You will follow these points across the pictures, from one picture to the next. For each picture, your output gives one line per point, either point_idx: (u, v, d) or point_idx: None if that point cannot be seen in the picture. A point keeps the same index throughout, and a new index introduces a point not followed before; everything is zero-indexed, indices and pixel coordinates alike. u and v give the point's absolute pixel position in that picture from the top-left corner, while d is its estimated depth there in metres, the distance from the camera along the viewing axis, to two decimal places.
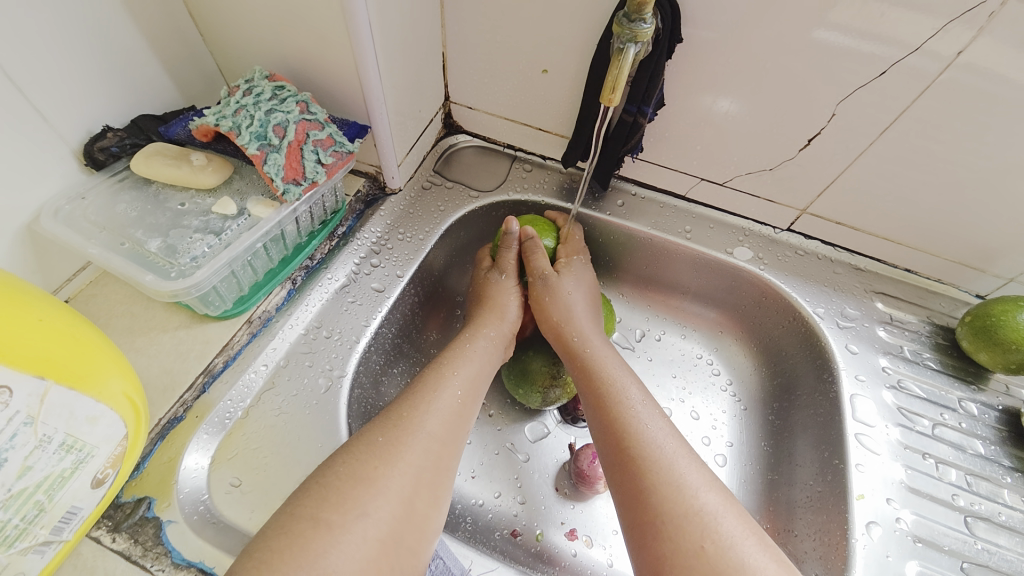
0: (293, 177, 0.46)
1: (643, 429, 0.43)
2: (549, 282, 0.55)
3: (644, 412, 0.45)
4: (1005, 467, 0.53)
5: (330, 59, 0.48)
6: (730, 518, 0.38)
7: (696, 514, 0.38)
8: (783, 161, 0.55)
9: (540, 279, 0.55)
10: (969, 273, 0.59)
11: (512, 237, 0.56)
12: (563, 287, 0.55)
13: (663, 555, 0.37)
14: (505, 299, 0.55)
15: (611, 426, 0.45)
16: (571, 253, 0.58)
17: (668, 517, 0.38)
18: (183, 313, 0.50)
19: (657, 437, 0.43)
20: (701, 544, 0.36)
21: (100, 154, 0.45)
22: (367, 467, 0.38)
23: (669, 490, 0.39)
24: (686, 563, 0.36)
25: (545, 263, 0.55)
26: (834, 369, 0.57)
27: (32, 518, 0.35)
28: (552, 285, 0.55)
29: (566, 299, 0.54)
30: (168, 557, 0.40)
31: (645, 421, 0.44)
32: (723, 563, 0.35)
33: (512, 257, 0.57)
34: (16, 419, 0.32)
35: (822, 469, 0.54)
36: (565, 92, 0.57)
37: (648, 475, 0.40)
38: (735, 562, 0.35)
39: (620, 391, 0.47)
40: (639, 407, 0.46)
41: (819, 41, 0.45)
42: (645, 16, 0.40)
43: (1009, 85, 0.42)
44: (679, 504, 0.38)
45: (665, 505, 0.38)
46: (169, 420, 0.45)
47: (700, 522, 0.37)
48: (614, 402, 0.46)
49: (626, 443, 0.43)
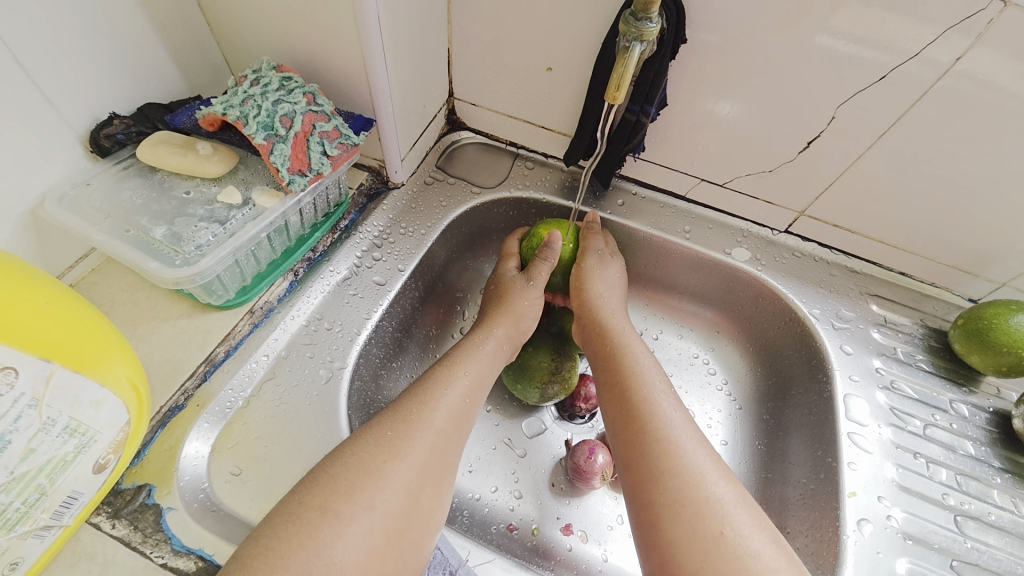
0: (299, 169, 0.46)
1: (665, 416, 0.44)
2: (603, 258, 0.57)
3: (665, 399, 0.46)
4: (995, 468, 0.54)
5: (338, 52, 0.48)
6: (743, 508, 0.39)
7: (715, 500, 0.38)
8: (782, 163, 0.56)
9: (593, 253, 0.57)
10: (962, 277, 0.60)
11: (552, 251, 0.54)
12: (612, 269, 0.57)
13: (678, 537, 0.37)
14: (525, 306, 0.54)
15: (632, 410, 0.45)
16: (612, 246, 0.60)
17: (687, 501, 0.38)
18: (185, 302, 0.50)
19: (679, 424, 0.43)
20: (720, 530, 0.37)
21: (106, 141, 0.45)
22: (375, 461, 0.38)
23: (690, 475, 0.40)
24: (703, 547, 0.36)
25: (598, 245, 0.57)
26: (829, 369, 0.58)
27: (34, 501, 0.35)
28: (604, 262, 0.57)
29: (609, 280, 0.57)
30: (168, 544, 0.40)
31: (666, 409, 0.45)
32: (740, 550, 0.36)
33: (545, 268, 0.55)
34: (21, 401, 0.32)
35: (815, 467, 0.55)
36: (569, 91, 0.58)
37: (671, 459, 0.41)
38: (749, 550, 0.36)
39: (640, 376, 0.47)
40: (661, 393, 0.46)
41: (820, 46, 0.45)
42: (651, 15, 0.40)
43: (1004, 94, 0.43)
44: (698, 491, 0.39)
45: (686, 489, 0.39)
46: (170, 409, 0.45)
47: (719, 509, 0.38)
48: (635, 386, 0.47)
49: (647, 426, 0.43)
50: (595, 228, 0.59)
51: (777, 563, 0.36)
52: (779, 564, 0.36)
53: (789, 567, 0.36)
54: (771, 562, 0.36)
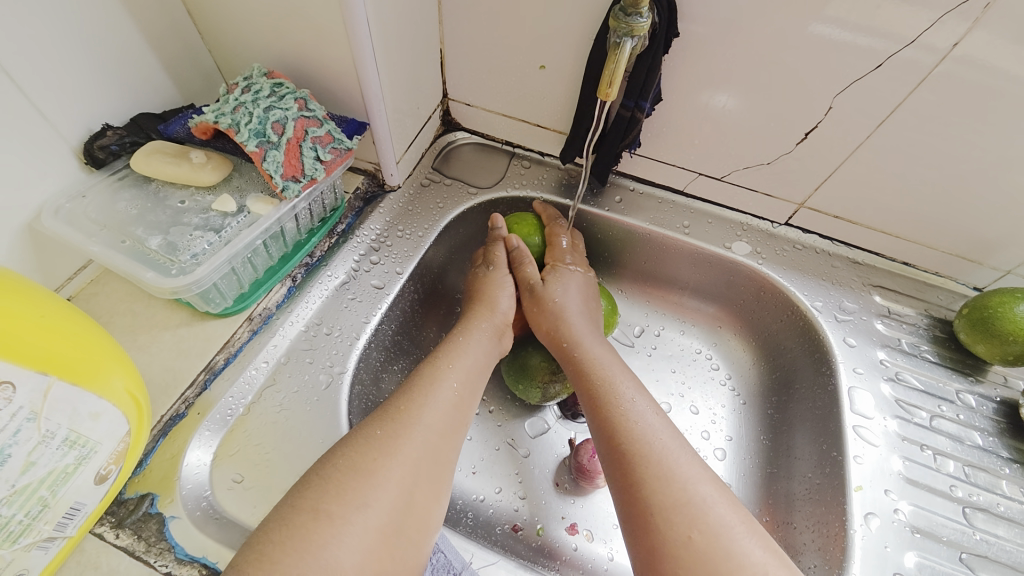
0: (292, 175, 0.46)
1: (634, 422, 0.44)
2: (536, 291, 0.56)
3: (637, 407, 0.45)
4: (1003, 459, 0.53)
5: (329, 56, 0.48)
6: (720, 507, 0.38)
7: (686, 504, 0.38)
8: (781, 155, 0.56)
9: (527, 291, 0.56)
10: (967, 266, 0.59)
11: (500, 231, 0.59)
12: (552, 294, 0.55)
13: (652, 546, 0.37)
14: (497, 293, 0.56)
15: (603, 421, 0.45)
16: (559, 254, 0.59)
17: (656, 509, 0.38)
18: (184, 310, 0.50)
19: (649, 431, 0.43)
20: (688, 534, 0.37)
21: (100, 153, 0.46)
22: (367, 460, 0.38)
23: (657, 481, 0.39)
24: (675, 554, 0.36)
25: (531, 274, 0.57)
26: (833, 362, 0.58)
27: (37, 513, 0.35)
28: (540, 294, 0.55)
29: (552, 306, 0.54)
30: (172, 553, 0.40)
31: (637, 415, 0.44)
32: (710, 552, 0.36)
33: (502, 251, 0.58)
34: (20, 415, 0.32)
35: (820, 461, 0.55)
36: (563, 88, 0.57)
37: (637, 468, 0.41)
38: (722, 551, 0.36)
39: (612, 386, 0.47)
40: (630, 400, 0.46)
41: (815, 35, 0.45)
42: (641, 10, 0.40)
43: (1004, 77, 0.42)
44: (666, 496, 0.39)
45: (654, 496, 0.39)
46: (171, 417, 0.45)
47: (688, 512, 0.38)
48: (607, 396, 0.46)
49: (617, 438, 0.43)
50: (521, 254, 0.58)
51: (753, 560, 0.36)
52: (758, 563, 0.36)
53: (768, 560, 0.36)
54: (747, 559, 0.36)
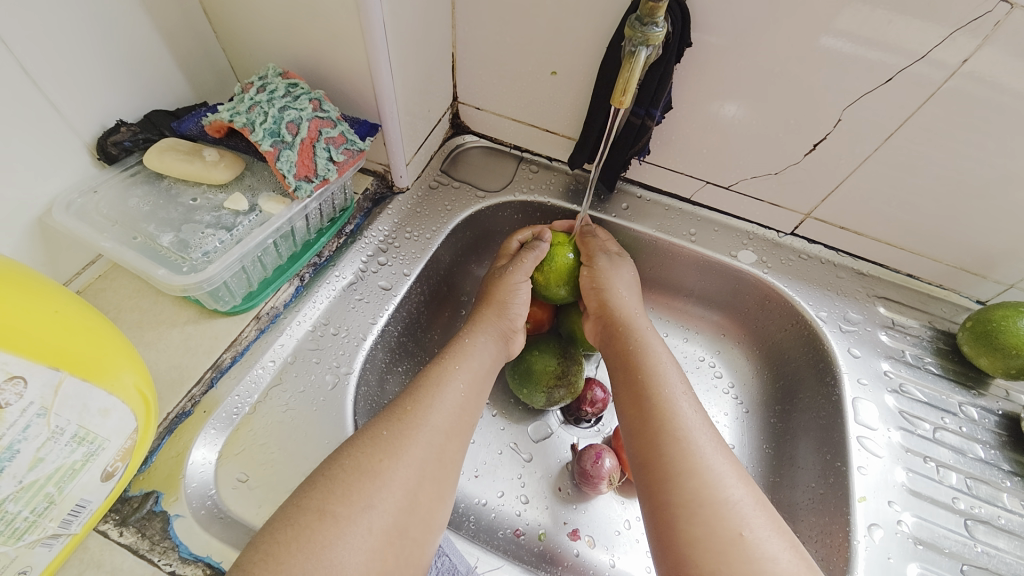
0: (305, 175, 0.47)
1: (683, 417, 0.43)
2: (613, 258, 0.56)
3: (684, 401, 0.45)
4: (1004, 471, 0.54)
5: (343, 56, 0.48)
6: (760, 511, 0.39)
7: (733, 503, 0.38)
8: (787, 166, 0.56)
9: (603, 254, 0.56)
10: (970, 279, 0.59)
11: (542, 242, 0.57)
12: (625, 267, 0.56)
13: (694, 538, 0.37)
14: (511, 296, 0.54)
15: (648, 410, 0.44)
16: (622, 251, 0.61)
17: (703, 503, 0.38)
18: (192, 307, 0.50)
19: (697, 427, 0.43)
20: (738, 532, 0.37)
21: (113, 148, 0.46)
22: (371, 460, 0.38)
23: (707, 477, 0.39)
24: (721, 548, 0.36)
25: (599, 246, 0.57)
26: (837, 373, 0.58)
27: (42, 510, 0.35)
28: (616, 262, 0.56)
29: (623, 277, 0.56)
30: (176, 551, 0.40)
31: (684, 409, 0.44)
32: (757, 552, 0.36)
33: (531, 257, 0.55)
34: (30, 410, 0.32)
35: (824, 471, 0.55)
36: (574, 94, 0.58)
37: (688, 460, 0.40)
38: (767, 554, 0.36)
39: (660, 375, 0.47)
40: (678, 394, 0.45)
41: (825, 47, 0.45)
42: (657, 20, 0.40)
43: (1013, 95, 0.43)
44: (715, 492, 0.39)
45: (704, 490, 0.39)
46: (177, 415, 0.45)
47: (737, 512, 0.38)
48: (654, 385, 0.46)
49: (664, 427, 0.43)
50: (592, 231, 0.59)
51: (795, 567, 0.36)
52: (798, 570, 0.36)
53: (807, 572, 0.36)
54: (789, 567, 0.36)
